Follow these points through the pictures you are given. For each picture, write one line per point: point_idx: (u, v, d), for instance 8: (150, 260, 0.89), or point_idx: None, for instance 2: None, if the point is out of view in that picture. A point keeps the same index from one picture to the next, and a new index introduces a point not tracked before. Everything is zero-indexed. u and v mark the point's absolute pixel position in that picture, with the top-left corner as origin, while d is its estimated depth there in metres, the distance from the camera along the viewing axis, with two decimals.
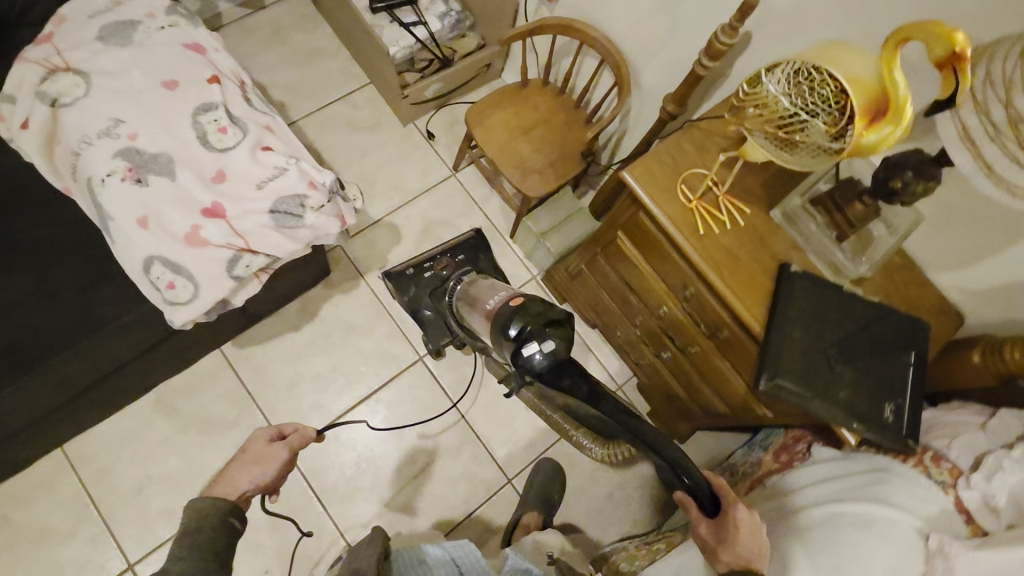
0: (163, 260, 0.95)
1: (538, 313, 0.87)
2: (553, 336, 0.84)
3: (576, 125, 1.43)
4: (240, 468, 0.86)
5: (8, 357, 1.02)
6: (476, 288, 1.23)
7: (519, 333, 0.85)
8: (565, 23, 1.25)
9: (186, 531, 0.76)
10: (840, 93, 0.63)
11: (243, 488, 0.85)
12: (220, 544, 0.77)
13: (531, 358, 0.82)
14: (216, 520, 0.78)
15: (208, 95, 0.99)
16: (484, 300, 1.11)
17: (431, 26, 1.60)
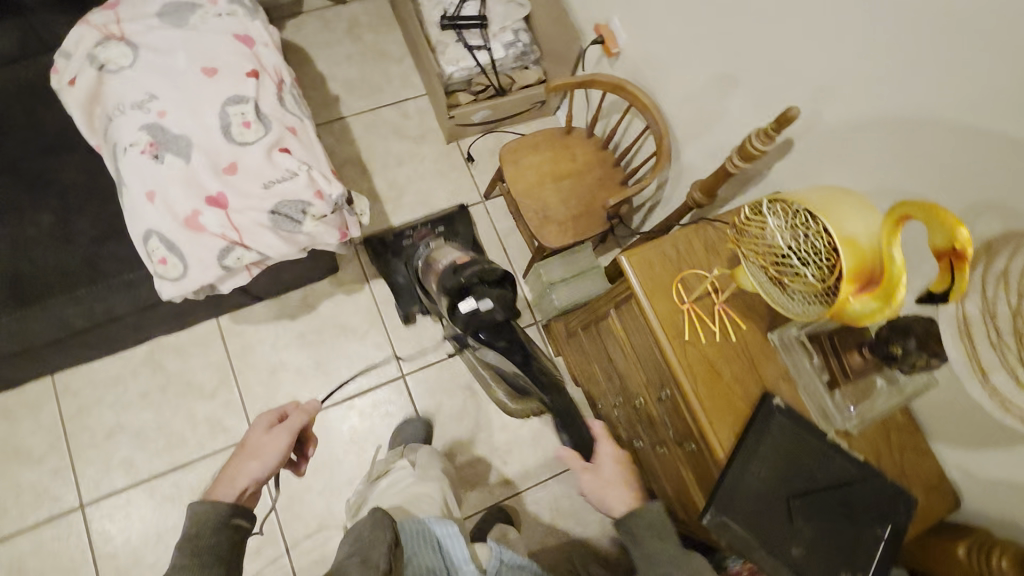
0: (160, 235, 0.98)
1: (479, 274, 1.20)
2: (491, 295, 1.18)
3: (609, 184, 1.40)
4: (241, 462, 0.87)
5: (12, 288, 1.07)
6: (438, 248, 1.38)
7: (462, 290, 1.18)
8: (617, 83, 1.22)
9: (187, 539, 0.75)
10: (832, 248, 0.57)
11: (244, 484, 0.85)
12: (220, 547, 0.77)
13: (472, 309, 1.17)
14: (219, 521, 0.78)
15: (242, 88, 1.02)
16: (437, 261, 1.31)
17: (495, 53, 1.60)
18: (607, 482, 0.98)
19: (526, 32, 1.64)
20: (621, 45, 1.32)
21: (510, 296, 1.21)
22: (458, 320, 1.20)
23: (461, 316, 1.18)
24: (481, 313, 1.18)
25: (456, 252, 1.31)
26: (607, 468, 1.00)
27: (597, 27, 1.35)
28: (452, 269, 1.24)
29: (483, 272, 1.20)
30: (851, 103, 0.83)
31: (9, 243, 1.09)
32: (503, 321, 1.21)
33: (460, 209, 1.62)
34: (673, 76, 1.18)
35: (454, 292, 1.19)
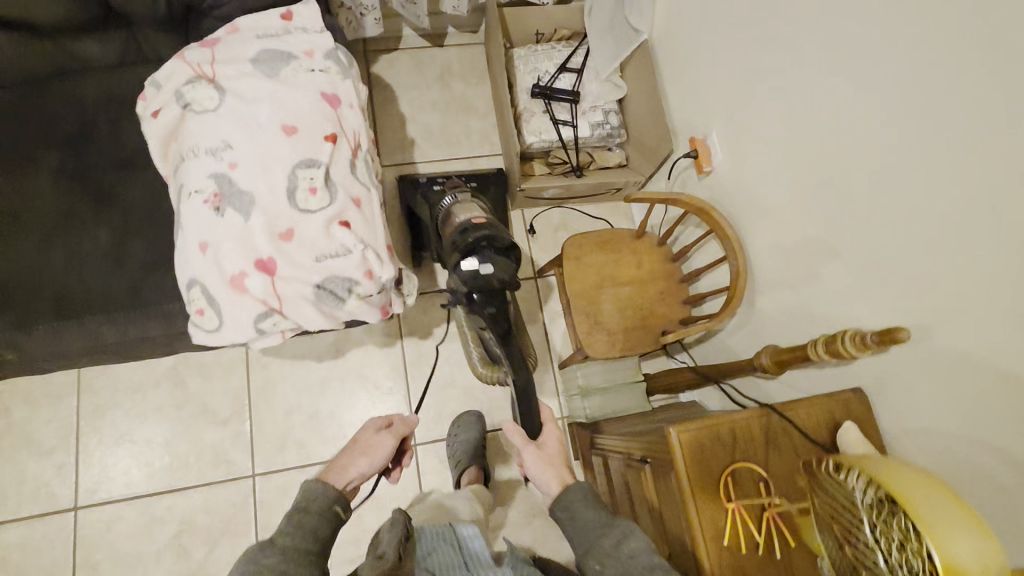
0: (204, 288, 0.95)
1: (491, 235, 1.03)
2: (495, 261, 1.01)
3: (671, 300, 1.32)
4: (352, 456, 0.91)
5: (57, 300, 1.09)
6: (460, 202, 1.21)
7: (468, 245, 1.02)
8: (706, 209, 1.15)
9: (296, 509, 0.79)
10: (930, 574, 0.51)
11: (353, 476, 0.88)
12: (320, 530, 0.79)
13: (470, 269, 1.00)
14: (325, 505, 0.81)
15: (317, 152, 0.99)
16: (453, 215, 1.19)
17: (580, 131, 1.56)
18: (549, 460, 0.95)
19: (617, 114, 1.58)
20: (714, 165, 1.26)
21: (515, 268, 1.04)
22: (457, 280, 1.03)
23: (459, 276, 1.01)
24: (479, 275, 1.00)
25: (473, 209, 1.16)
26: (550, 447, 0.98)
27: (692, 139, 1.29)
28: (465, 226, 1.08)
29: (491, 237, 1.03)
30: (966, 332, 0.74)
31: (64, 255, 1.11)
32: (501, 290, 1.03)
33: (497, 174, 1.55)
34: (767, 219, 1.10)
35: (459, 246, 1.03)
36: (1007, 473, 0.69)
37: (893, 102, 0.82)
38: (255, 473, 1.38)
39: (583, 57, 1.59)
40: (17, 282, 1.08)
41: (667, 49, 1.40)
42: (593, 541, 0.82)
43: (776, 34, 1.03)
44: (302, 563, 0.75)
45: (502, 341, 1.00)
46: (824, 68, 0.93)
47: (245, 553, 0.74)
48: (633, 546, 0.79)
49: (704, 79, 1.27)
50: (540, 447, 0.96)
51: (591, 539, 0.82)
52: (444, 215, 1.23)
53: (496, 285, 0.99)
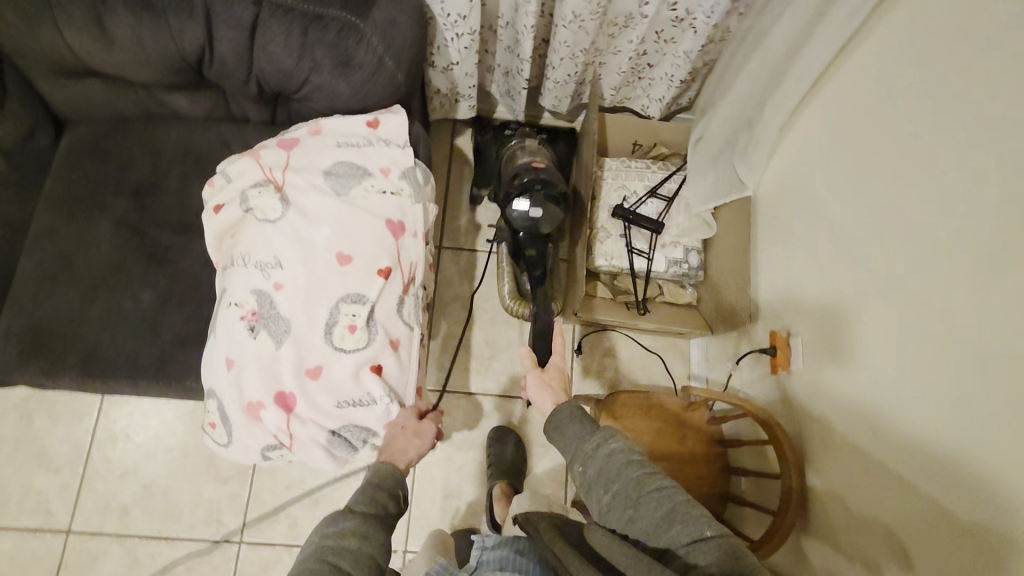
0: (219, 404, 0.91)
1: (545, 181, 1.16)
2: (545, 208, 1.15)
3: (707, 490, 1.19)
4: (402, 442, 0.87)
5: (86, 355, 1.07)
6: (526, 145, 1.31)
7: (523, 187, 1.15)
8: (771, 424, 1.03)
9: (373, 486, 0.78)
10: None
11: (407, 460, 0.85)
12: (395, 505, 0.78)
13: (521, 209, 1.14)
14: (394, 484, 0.79)
15: (367, 288, 0.93)
16: (515, 157, 1.28)
17: (654, 265, 1.44)
18: (545, 384, 0.98)
19: (699, 253, 1.45)
20: (794, 369, 1.13)
21: (561, 217, 1.17)
22: (509, 219, 1.17)
23: (512, 216, 1.16)
24: (529, 217, 1.15)
25: (537, 154, 1.27)
26: (552, 372, 1.00)
27: (773, 334, 1.17)
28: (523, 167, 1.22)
29: (547, 182, 1.15)
30: None
31: (105, 309, 1.09)
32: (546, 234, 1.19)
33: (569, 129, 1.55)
34: (843, 467, 0.96)
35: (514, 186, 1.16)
36: None
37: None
38: (241, 541, 1.34)
39: (677, 184, 1.47)
40: (54, 330, 1.07)
41: (769, 212, 1.27)
42: (577, 443, 0.82)
43: (896, 274, 0.90)
44: (378, 531, 0.72)
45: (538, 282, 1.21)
46: (947, 350, 0.79)
47: (325, 519, 0.73)
48: (613, 448, 0.78)
49: (803, 268, 1.13)
50: (541, 371, 0.99)
51: (575, 445, 0.82)
52: (508, 154, 1.33)
53: (544, 231, 1.15)
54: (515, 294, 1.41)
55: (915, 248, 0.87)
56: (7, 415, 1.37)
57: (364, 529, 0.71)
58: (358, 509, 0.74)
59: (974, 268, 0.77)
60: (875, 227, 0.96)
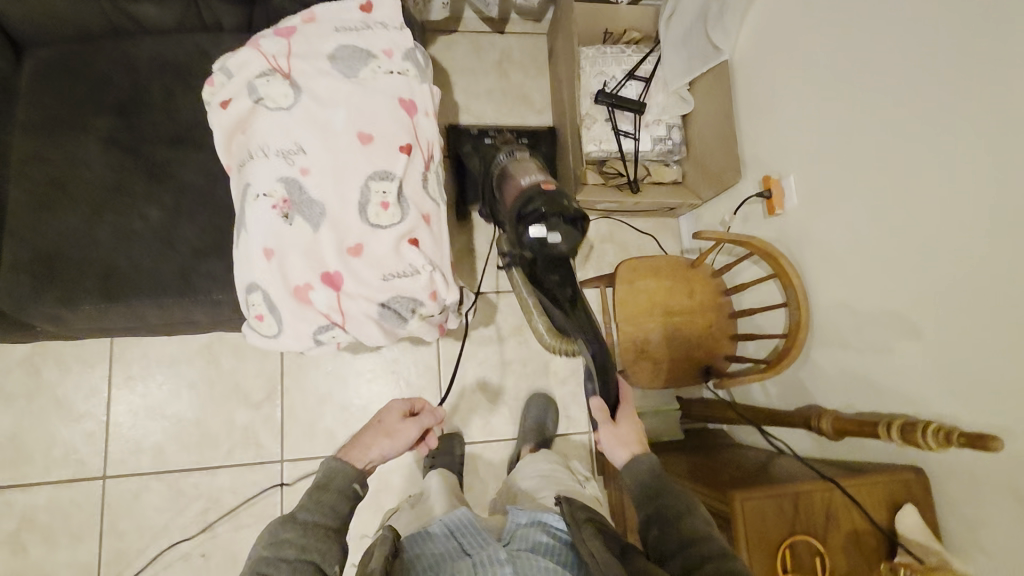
0: (264, 294, 0.92)
1: (556, 201, 0.98)
2: (562, 230, 0.97)
3: (719, 334, 1.30)
4: (375, 436, 0.89)
5: (102, 279, 1.04)
6: (518, 161, 1.17)
7: (534, 211, 0.97)
8: (779, 259, 1.13)
9: (316, 487, 0.80)
10: None
11: (373, 457, 0.87)
12: (342, 504, 0.80)
13: (538, 235, 0.96)
14: (343, 484, 0.81)
15: (392, 164, 0.95)
16: (516, 179, 1.11)
17: (641, 145, 1.51)
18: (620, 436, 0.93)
19: (680, 129, 1.53)
20: (788, 208, 1.21)
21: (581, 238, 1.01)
22: (523, 247, 1.00)
23: (526, 243, 0.98)
24: (546, 245, 0.97)
25: (535, 171, 1.11)
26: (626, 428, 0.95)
27: (767, 178, 1.24)
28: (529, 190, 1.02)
29: (559, 203, 0.98)
30: None
31: (112, 230, 1.06)
32: (565, 258, 1.00)
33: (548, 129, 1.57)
34: (837, 279, 1.08)
35: (525, 211, 0.98)
36: None
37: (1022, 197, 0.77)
38: (282, 458, 1.38)
39: (653, 65, 1.52)
40: (62, 257, 1.04)
41: (748, 73, 1.34)
42: (661, 505, 0.81)
43: (879, 90, 0.98)
44: (323, 537, 0.75)
45: (570, 306, 1.00)
46: (935, 141, 0.89)
47: (268, 529, 0.75)
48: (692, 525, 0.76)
49: (788, 115, 1.21)
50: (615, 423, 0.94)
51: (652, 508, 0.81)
52: (500, 172, 1.19)
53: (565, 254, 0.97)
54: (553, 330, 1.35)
55: (894, 60, 0.95)
56: (13, 371, 1.33)
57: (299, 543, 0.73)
58: (301, 518, 0.76)
59: (951, 62, 0.86)
60: (853, 53, 1.04)
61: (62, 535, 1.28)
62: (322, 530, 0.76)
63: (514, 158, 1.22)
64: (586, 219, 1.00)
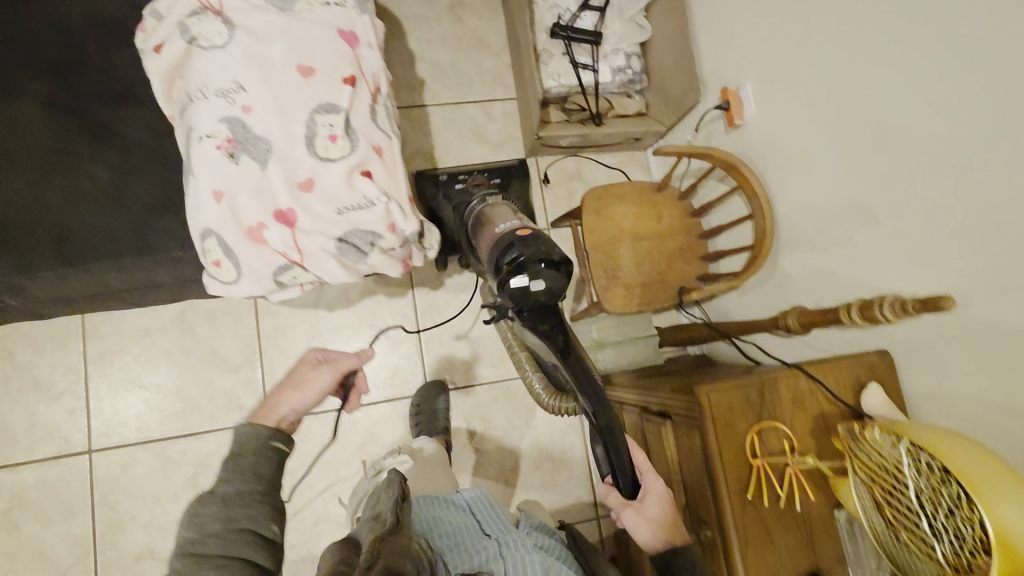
0: (219, 238, 0.91)
1: (536, 248, 0.93)
2: (546, 276, 0.92)
3: (689, 256, 1.30)
4: (283, 391, 0.85)
5: (56, 244, 1.02)
6: (493, 206, 1.17)
7: (513, 261, 0.92)
8: (739, 167, 1.12)
9: (230, 457, 0.74)
10: (981, 538, 0.54)
11: (284, 412, 0.82)
12: (263, 468, 0.75)
13: (520, 286, 0.91)
14: (259, 444, 0.76)
15: (337, 96, 0.93)
16: (492, 223, 1.08)
17: (600, 76, 1.49)
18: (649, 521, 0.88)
19: (639, 58, 1.51)
20: (746, 118, 1.20)
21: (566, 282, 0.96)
22: (505, 298, 0.95)
23: (509, 294, 0.93)
24: (529, 294, 0.93)
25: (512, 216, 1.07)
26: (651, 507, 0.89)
27: (724, 90, 1.22)
28: (506, 237, 0.97)
29: (539, 249, 0.93)
30: (1010, 302, 0.71)
31: (61, 194, 1.04)
32: (552, 304, 0.96)
33: (519, 163, 1.52)
34: (796, 182, 1.08)
35: (504, 262, 0.93)
36: None
37: (962, 62, 0.76)
38: None
39: None
40: (11, 225, 1.02)
41: None
42: None
43: None
44: (249, 501, 0.71)
45: (563, 356, 0.94)
46: (878, 23, 0.88)
47: (189, 508, 0.70)
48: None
49: (739, 24, 1.19)
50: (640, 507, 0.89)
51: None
52: (476, 218, 1.18)
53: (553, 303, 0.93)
54: (549, 387, 1.28)
55: None
56: None
57: (228, 511, 0.70)
58: (221, 491, 0.71)
59: None
60: None
61: (54, 511, 1.29)
62: (248, 489, 0.72)
63: (486, 204, 1.21)
64: (569, 261, 0.95)
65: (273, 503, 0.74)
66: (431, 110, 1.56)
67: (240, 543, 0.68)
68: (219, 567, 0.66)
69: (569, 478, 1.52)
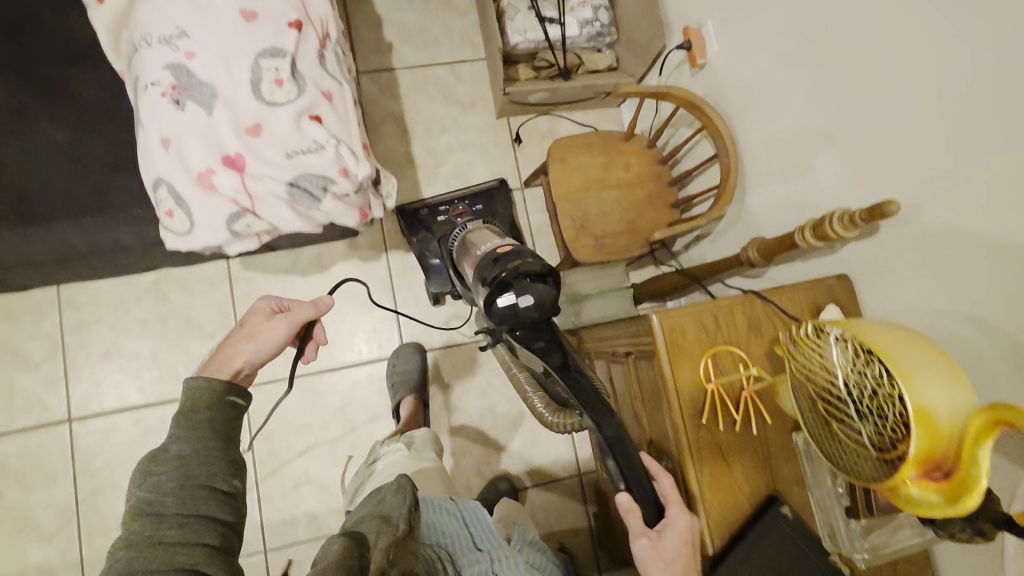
0: (170, 187, 0.91)
1: (522, 262, 0.81)
2: (534, 290, 0.80)
3: (659, 204, 1.29)
4: (234, 344, 0.77)
5: (16, 205, 1.03)
6: (475, 231, 1.13)
7: (495, 280, 0.81)
8: (701, 105, 1.08)
9: (181, 416, 0.66)
10: (901, 416, 0.50)
11: (238, 365, 0.75)
12: (222, 425, 0.68)
13: (507, 306, 0.80)
14: (214, 400, 0.67)
15: (281, 39, 0.92)
16: (476, 246, 1.02)
17: (568, 29, 1.45)
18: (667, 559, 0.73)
19: (608, 10, 1.47)
20: (709, 57, 1.18)
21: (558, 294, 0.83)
22: (492, 321, 0.83)
23: (496, 316, 0.81)
24: (520, 312, 0.80)
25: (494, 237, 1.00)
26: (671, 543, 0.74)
27: (686, 29, 1.19)
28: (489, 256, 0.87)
29: (524, 262, 0.82)
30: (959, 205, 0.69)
31: (18, 155, 1.04)
32: (547, 320, 0.83)
33: (499, 184, 1.46)
34: (758, 116, 1.05)
35: (487, 282, 0.83)
36: (987, 344, 0.67)
37: None
38: None
39: None
40: None
41: None
42: None
43: None
44: (206, 459, 0.65)
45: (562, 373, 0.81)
46: None
47: (137, 471, 0.63)
48: None
49: None
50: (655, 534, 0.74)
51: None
52: (461, 245, 1.14)
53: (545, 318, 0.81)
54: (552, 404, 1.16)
55: None
56: None
57: (185, 469, 0.63)
58: (173, 450, 0.64)
59: None
60: None
61: (36, 478, 1.30)
62: (201, 445, 0.65)
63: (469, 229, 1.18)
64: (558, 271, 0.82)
65: (230, 456, 0.67)
66: (401, 74, 1.55)
67: (198, 501, 0.63)
68: (181, 527, 0.61)
69: (551, 437, 1.51)
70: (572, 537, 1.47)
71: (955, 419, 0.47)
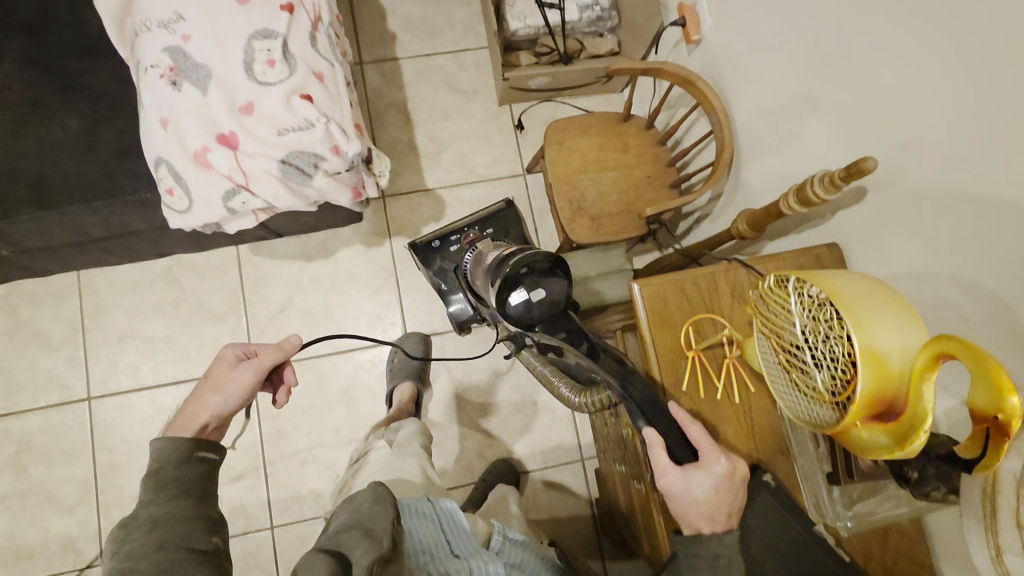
0: (169, 166, 0.95)
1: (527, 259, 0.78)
2: (545, 282, 0.75)
3: (658, 184, 1.27)
4: (199, 399, 0.77)
5: (31, 190, 1.09)
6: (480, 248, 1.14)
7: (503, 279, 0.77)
8: (694, 81, 1.05)
9: (148, 477, 0.68)
10: (849, 356, 0.54)
11: (203, 420, 0.76)
12: (191, 481, 0.69)
13: (517, 302, 0.75)
14: (182, 456, 0.70)
15: (273, 22, 0.95)
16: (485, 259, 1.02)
17: (567, 14, 1.43)
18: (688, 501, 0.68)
19: None
20: (703, 33, 1.17)
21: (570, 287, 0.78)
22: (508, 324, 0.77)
23: (510, 318, 0.76)
24: (533, 307, 0.75)
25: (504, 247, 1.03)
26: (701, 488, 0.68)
27: (680, 6, 1.19)
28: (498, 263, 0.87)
29: (526, 259, 0.77)
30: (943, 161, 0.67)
31: (35, 143, 1.10)
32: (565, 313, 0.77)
33: (508, 206, 1.39)
34: (751, 88, 1.04)
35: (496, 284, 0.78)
36: (971, 302, 0.66)
37: None
38: None
39: None
40: None
41: None
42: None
43: None
44: (178, 517, 0.67)
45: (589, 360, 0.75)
46: None
47: (112, 538, 0.65)
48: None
49: None
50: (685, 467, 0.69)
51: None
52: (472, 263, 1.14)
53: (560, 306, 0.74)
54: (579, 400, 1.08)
55: None
56: None
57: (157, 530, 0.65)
58: (145, 515, 0.66)
59: None
60: None
61: (57, 454, 1.37)
62: (172, 505, 0.67)
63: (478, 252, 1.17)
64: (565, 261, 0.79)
65: (205, 515, 0.69)
66: (404, 64, 1.58)
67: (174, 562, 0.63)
68: None
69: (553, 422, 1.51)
70: (575, 525, 1.46)
71: (903, 357, 0.52)
